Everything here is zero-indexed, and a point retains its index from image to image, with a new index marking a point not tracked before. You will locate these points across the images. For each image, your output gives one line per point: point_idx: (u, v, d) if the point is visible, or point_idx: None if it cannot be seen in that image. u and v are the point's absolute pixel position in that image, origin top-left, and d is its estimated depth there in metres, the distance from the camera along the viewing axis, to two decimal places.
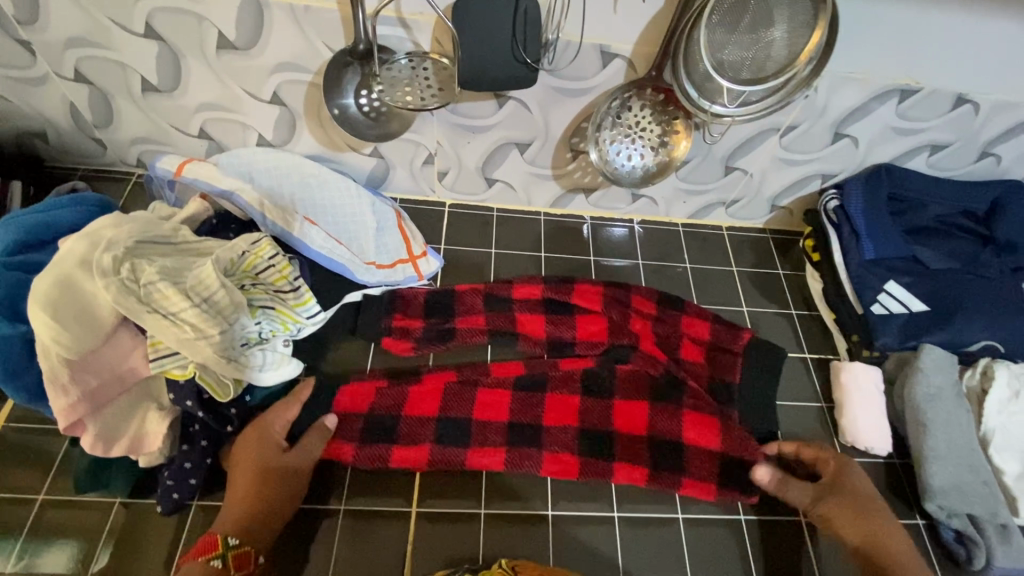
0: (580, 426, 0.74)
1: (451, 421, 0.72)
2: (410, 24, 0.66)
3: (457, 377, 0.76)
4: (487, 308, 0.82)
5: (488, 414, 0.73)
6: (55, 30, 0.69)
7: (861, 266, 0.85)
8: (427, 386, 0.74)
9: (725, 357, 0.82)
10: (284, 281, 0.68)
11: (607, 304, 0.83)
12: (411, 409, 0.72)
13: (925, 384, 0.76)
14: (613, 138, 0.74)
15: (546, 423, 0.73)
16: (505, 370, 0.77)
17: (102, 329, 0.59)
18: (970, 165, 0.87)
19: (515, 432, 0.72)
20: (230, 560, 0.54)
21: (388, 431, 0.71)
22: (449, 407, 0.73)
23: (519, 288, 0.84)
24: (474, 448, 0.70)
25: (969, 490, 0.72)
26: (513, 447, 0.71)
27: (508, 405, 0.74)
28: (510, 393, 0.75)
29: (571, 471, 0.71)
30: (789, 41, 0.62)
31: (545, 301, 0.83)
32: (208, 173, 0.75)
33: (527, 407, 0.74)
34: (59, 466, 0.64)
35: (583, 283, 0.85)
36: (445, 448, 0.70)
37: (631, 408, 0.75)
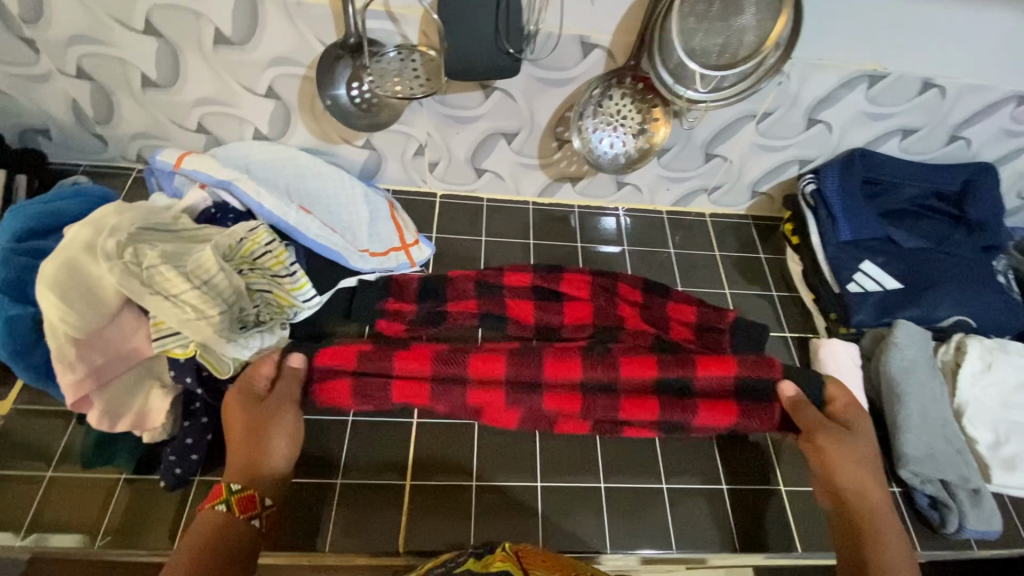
0: (584, 381, 0.72)
1: (446, 376, 0.70)
2: (398, 18, 0.70)
3: (441, 347, 0.73)
4: (479, 293, 0.82)
5: (485, 372, 0.70)
6: (59, 28, 0.72)
7: (838, 246, 0.88)
8: (414, 349, 0.71)
9: (710, 335, 0.83)
10: (280, 265, 0.72)
11: (594, 292, 0.84)
12: (401, 360, 0.70)
13: (898, 357, 0.80)
14: (595, 126, 0.77)
15: (547, 391, 0.75)
16: (496, 345, 0.76)
17: (107, 310, 0.62)
18: (940, 149, 0.90)
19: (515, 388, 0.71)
20: (234, 504, 0.55)
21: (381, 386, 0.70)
22: (442, 367, 0.70)
23: (510, 274, 0.84)
24: (478, 405, 0.72)
25: (943, 456, 0.75)
26: (514, 396, 0.71)
27: (504, 355, 0.71)
28: (507, 358, 0.75)
29: (578, 420, 0.73)
30: (757, 28, 0.65)
31: (535, 286, 0.84)
32: (205, 164, 0.78)
33: (524, 365, 0.71)
34: (66, 443, 0.67)
35: (573, 270, 0.85)
36: (445, 394, 0.70)
37: (641, 362, 0.72)
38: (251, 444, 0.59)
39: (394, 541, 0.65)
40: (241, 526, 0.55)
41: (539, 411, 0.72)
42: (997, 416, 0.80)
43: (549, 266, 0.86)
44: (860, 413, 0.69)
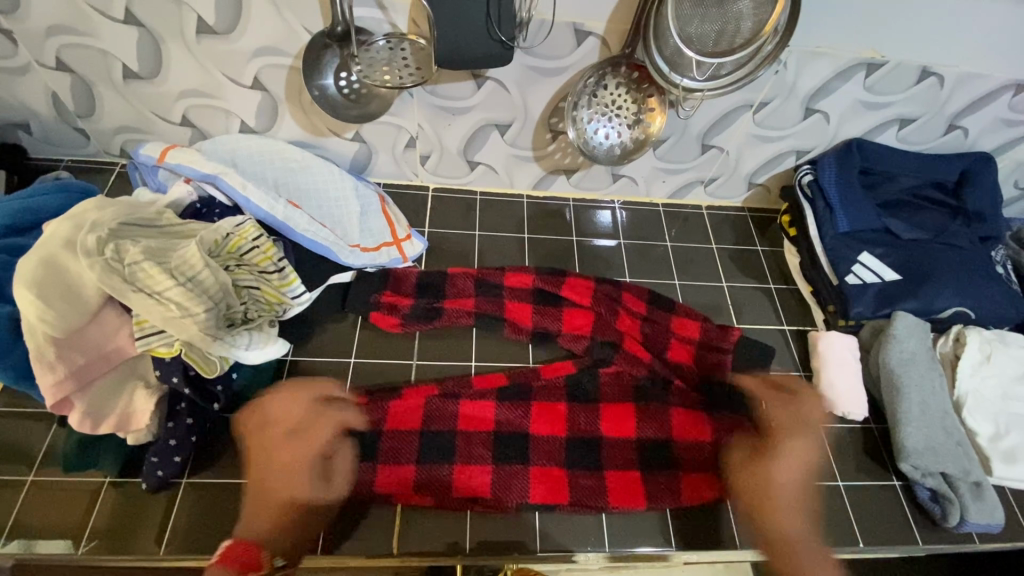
0: (568, 436, 0.73)
1: (435, 434, 0.71)
2: (387, 5, 0.67)
3: (438, 390, 0.74)
4: (477, 293, 0.82)
5: (472, 424, 0.72)
6: (35, 19, 0.70)
7: (837, 238, 0.87)
8: (408, 404, 0.72)
9: (712, 356, 0.80)
10: (268, 262, 0.70)
11: (597, 299, 0.82)
12: (395, 427, 0.71)
13: (898, 350, 0.79)
14: (590, 117, 0.76)
15: (533, 433, 0.73)
16: (486, 383, 0.75)
17: (88, 308, 0.60)
18: (938, 138, 0.89)
19: (501, 444, 0.71)
20: None
21: (371, 452, 0.69)
22: (434, 420, 0.72)
23: (511, 276, 0.84)
24: (460, 466, 0.69)
25: (943, 450, 0.75)
26: (499, 472, 0.69)
27: (493, 418, 0.73)
28: (494, 405, 0.74)
29: (559, 494, 0.69)
30: (754, 14, 0.64)
31: (534, 290, 0.83)
32: (192, 159, 0.76)
33: (514, 418, 0.73)
34: (48, 446, 0.65)
35: (574, 277, 0.84)
36: (430, 466, 0.69)
37: (621, 410, 0.76)
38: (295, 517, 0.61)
39: (387, 548, 0.63)
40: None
41: (523, 487, 0.69)
42: (997, 407, 0.79)
43: (551, 268, 0.86)
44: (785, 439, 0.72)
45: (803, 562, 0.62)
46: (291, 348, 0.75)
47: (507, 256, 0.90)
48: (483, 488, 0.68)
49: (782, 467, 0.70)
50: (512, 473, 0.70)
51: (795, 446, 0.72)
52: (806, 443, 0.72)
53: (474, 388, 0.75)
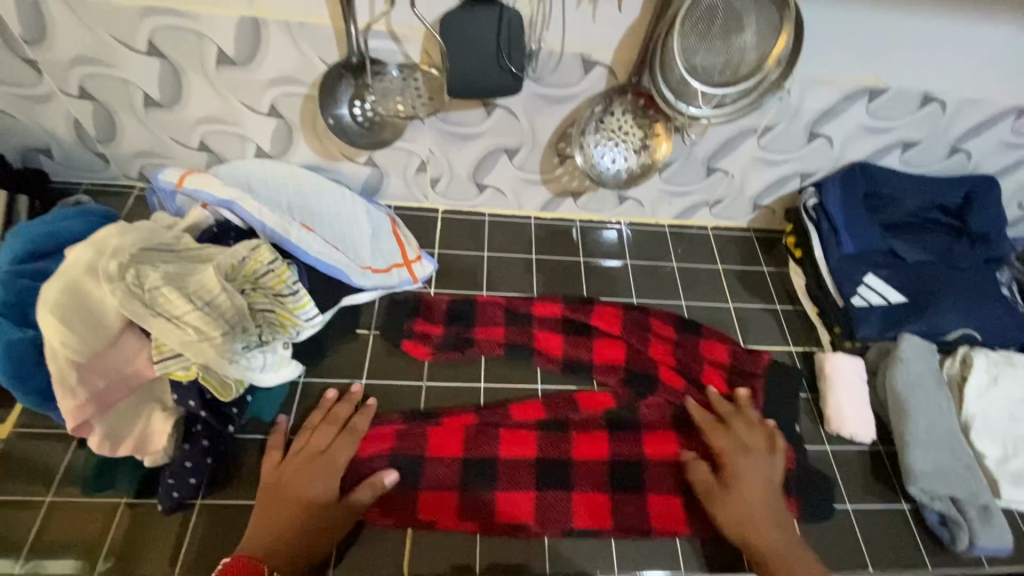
0: (611, 462, 0.73)
1: (477, 461, 0.71)
2: (401, 38, 0.69)
3: (476, 419, 0.74)
4: (508, 322, 0.83)
5: (514, 451, 0.72)
6: (61, 50, 0.72)
7: (842, 260, 0.88)
8: (449, 427, 0.73)
9: (745, 381, 0.82)
10: (283, 285, 0.71)
11: (627, 328, 0.84)
12: (437, 452, 0.71)
13: (905, 373, 0.79)
14: (597, 142, 0.77)
15: (575, 459, 0.73)
16: (525, 412, 0.76)
17: (108, 332, 0.61)
18: (941, 161, 0.90)
19: (544, 471, 0.71)
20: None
21: (416, 478, 0.69)
22: (474, 447, 0.72)
23: (540, 305, 0.85)
24: (502, 493, 0.69)
25: (950, 473, 0.75)
26: (542, 498, 0.69)
27: (536, 443, 0.73)
28: (534, 433, 0.74)
29: (601, 520, 0.69)
30: (758, 46, 0.65)
31: (566, 319, 0.84)
32: (211, 183, 0.77)
33: (556, 443, 0.73)
34: (66, 466, 0.66)
35: (604, 306, 0.86)
36: (474, 492, 0.69)
37: (663, 436, 0.76)
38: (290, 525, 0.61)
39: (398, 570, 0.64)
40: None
41: (566, 514, 0.69)
42: (1005, 429, 0.79)
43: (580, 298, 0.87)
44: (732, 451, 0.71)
45: (797, 570, 0.62)
46: (304, 370, 0.77)
47: (515, 277, 0.91)
48: (526, 514, 0.69)
49: (748, 487, 0.68)
50: (555, 500, 0.70)
51: (748, 467, 0.70)
52: (765, 460, 0.71)
53: (513, 417, 0.75)
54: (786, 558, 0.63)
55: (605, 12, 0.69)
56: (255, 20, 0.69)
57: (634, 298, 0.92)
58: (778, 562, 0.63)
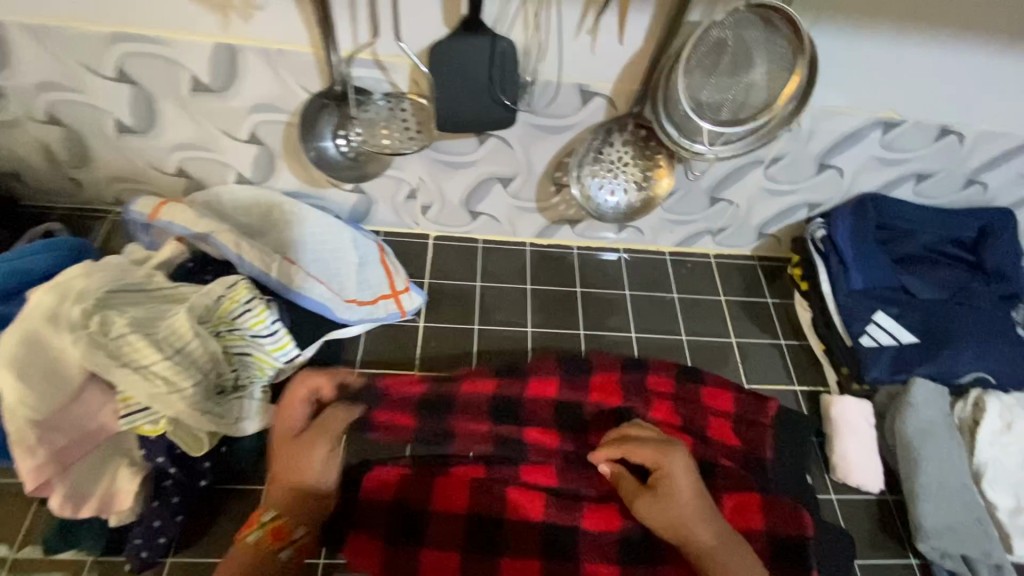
0: (623, 532, 0.67)
1: (482, 519, 0.67)
2: (387, 67, 0.65)
3: (484, 473, 0.69)
4: (493, 412, 0.71)
5: (522, 511, 0.67)
6: (26, 75, 0.68)
7: (851, 296, 0.84)
8: (456, 479, 0.68)
9: (753, 431, 0.75)
10: (261, 325, 0.67)
11: (628, 396, 0.75)
12: (442, 506, 0.67)
13: (916, 419, 0.75)
14: (594, 174, 0.73)
15: (585, 525, 0.68)
16: (535, 475, 0.70)
17: (71, 387, 0.57)
18: (956, 192, 0.86)
19: (550, 538, 0.67)
20: (266, 533, 0.59)
21: (418, 536, 0.65)
22: (481, 503, 0.67)
23: (532, 386, 0.73)
24: (508, 557, 0.65)
25: (962, 528, 0.71)
26: (550, 563, 0.65)
27: (545, 508, 0.68)
28: (544, 495, 0.68)
29: None
30: (769, 82, 0.61)
31: (556, 401, 0.73)
32: (185, 216, 0.73)
33: (565, 507, 0.68)
34: (29, 521, 0.63)
35: (599, 374, 0.75)
36: (477, 556, 0.65)
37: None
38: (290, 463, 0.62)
39: None
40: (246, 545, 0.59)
41: None
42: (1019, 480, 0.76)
43: (576, 362, 0.76)
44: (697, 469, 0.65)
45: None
46: None
47: (508, 309, 0.87)
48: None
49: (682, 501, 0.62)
50: (561, 570, 0.65)
51: (674, 483, 0.63)
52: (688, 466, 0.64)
53: (526, 479, 0.69)
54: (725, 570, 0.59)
55: (605, 42, 0.64)
56: (231, 46, 0.64)
57: (633, 332, 0.88)
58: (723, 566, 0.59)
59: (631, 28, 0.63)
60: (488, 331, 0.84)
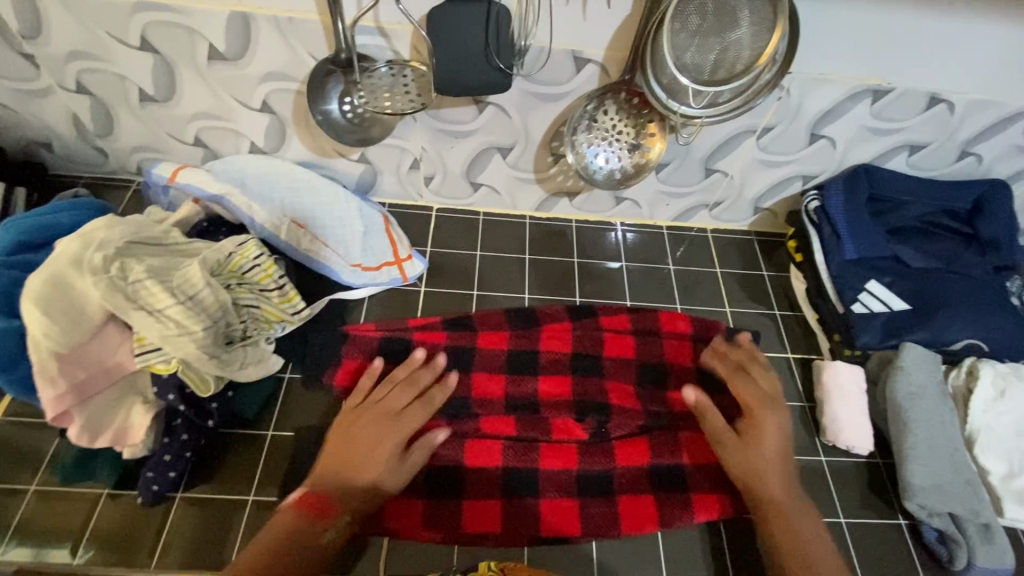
0: (580, 468, 0.71)
1: (441, 467, 0.70)
2: (389, 34, 0.69)
3: (447, 428, 0.72)
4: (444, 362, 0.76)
5: (482, 460, 0.70)
6: (58, 44, 0.73)
7: (843, 265, 0.85)
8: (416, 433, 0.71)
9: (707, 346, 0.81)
10: (269, 279, 0.72)
11: (577, 342, 0.80)
12: None
13: (906, 382, 0.76)
14: (589, 141, 0.76)
15: (542, 467, 0.71)
16: (494, 426, 0.73)
17: (91, 325, 0.62)
18: (950, 164, 0.87)
19: (512, 478, 0.70)
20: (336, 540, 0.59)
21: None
22: (440, 454, 0.70)
23: (482, 336, 0.79)
24: (468, 501, 0.68)
25: (950, 488, 0.72)
26: (509, 504, 0.68)
27: (501, 452, 0.71)
28: (503, 442, 0.72)
29: (571, 526, 0.68)
30: (752, 41, 0.63)
31: (508, 349, 0.78)
32: (201, 178, 0.79)
33: (522, 450, 0.71)
34: (49, 457, 0.67)
35: (549, 324, 0.81)
36: (441, 503, 0.68)
37: (630, 446, 0.73)
38: (371, 459, 0.64)
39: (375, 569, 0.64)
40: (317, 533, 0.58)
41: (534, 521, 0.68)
42: (1012, 446, 0.76)
43: (528, 318, 0.82)
44: (759, 410, 0.70)
45: (795, 525, 0.62)
46: (290, 364, 0.77)
47: (507, 278, 0.90)
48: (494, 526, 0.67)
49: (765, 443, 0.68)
50: (522, 513, 0.68)
51: (754, 451, 0.67)
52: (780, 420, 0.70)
53: (485, 429, 0.72)
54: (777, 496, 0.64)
55: (595, 8, 0.67)
56: (245, 15, 0.69)
57: (627, 301, 0.90)
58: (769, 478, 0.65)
59: None
60: (487, 297, 0.87)
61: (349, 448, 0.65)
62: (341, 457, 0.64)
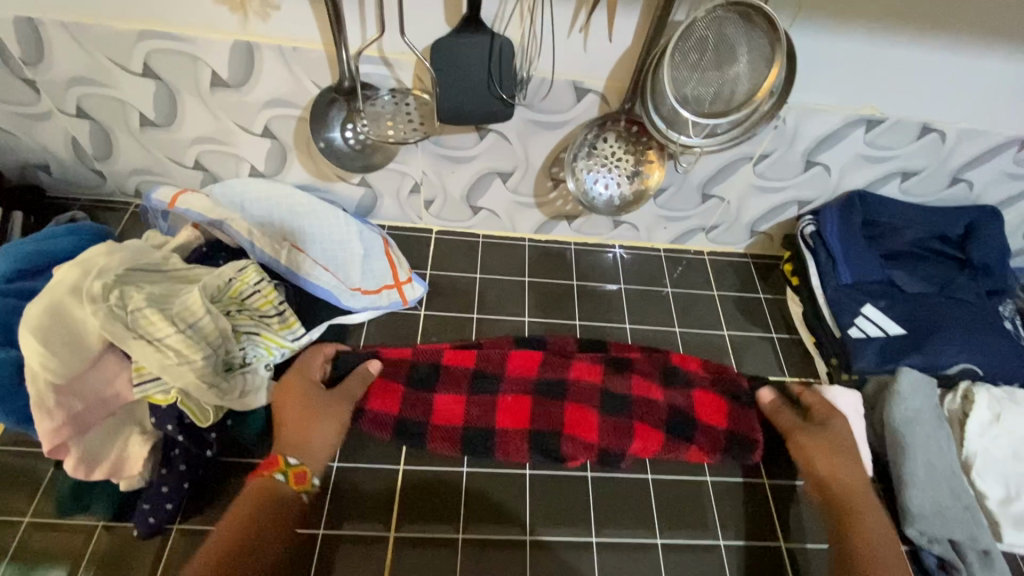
0: (602, 387, 0.78)
1: (477, 428, 0.74)
2: (393, 63, 0.70)
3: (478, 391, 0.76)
4: (472, 380, 0.77)
5: (512, 416, 0.75)
6: (59, 70, 0.73)
7: (839, 290, 0.86)
8: (449, 392, 0.76)
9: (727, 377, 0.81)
10: (269, 306, 0.72)
11: (604, 373, 0.79)
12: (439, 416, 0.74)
13: (903, 408, 0.77)
14: (589, 168, 0.77)
15: (567, 429, 0.74)
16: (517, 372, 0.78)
17: (89, 355, 0.61)
18: (942, 191, 0.89)
19: (544, 386, 0.77)
20: (290, 475, 0.62)
21: (429, 383, 0.77)
22: (475, 413, 0.75)
23: (512, 360, 0.79)
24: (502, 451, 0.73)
25: (950, 515, 0.72)
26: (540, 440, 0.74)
27: (531, 409, 0.75)
28: (530, 397, 0.76)
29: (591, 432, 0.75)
30: (750, 75, 0.65)
31: (536, 377, 0.78)
32: (202, 205, 0.78)
33: (558, 366, 0.79)
34: (44, 488, 0.65)
35: (581, 360, 0.80)
36: (480, 398, 0.76)
37: (646, 429, 0.75)
38: (298, 420, 0.65)
39: None
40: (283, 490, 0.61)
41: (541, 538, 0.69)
42: (1008, 470, 0.76)
43: (556, 348, 0.83)
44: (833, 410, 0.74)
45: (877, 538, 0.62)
46: None
47: (507, 300, 0.90)
48: (524, 424, 0.74)
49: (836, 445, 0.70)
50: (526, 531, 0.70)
51: (816, 443, 0.70)
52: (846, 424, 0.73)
53: (515, 390, 0.76)
54: (855, 493, 0.66)
55: (596, 40, 0.68)
56: (249, 43, 0.69)
57: (627, 324, 0.90)
58: (858, 494, 0.66)
59: (621, 27, 0.67)
60: (486, 320, 0.87)
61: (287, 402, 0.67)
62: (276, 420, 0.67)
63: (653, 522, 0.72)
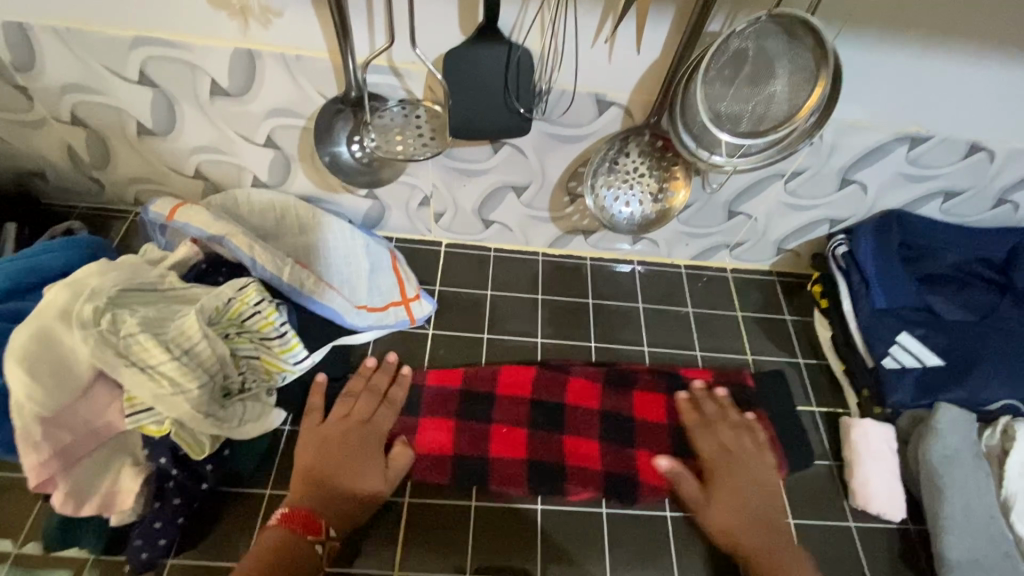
0: (601, 410, 0.76)
1: (470, 460, 0.71)
2: (402, 73, 0.65)
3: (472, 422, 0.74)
4: (464, 406, 0.75)
5: (506, 449, 0.72)
6: (52, 77, 0.69)
7: (873, 315, 0.81)
8: (439, 424, 0.73)
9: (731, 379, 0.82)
10: (269, 327, 0.68)
11: (604, 397, 0.77)
12: (428, 450, 0.71)
13: (941, 446, 0.72)
14: (608, 185, 0.72)
15: (568, 462, 0.72)
16: (509, 402, 0.76)
17: (78, 384, 0.58)
18: (986, 211, 0.83)
19: (537, 410, 0.75)
20: (327, 548, 0.61)
21: (417, 410, 0.74)
22: (468, 447, 0.72)
23: (503, 383, 0.77)
24: (498, 479, 0.70)
25: (989, 563, 0.67)
26: (535, 475, 0.71)
27: (526, 439, 0.73)
28: (527, 430, 0.74)
29: (592, 460, 0.73)
30: (790, 95, 0.60)
31: (530, 398, 0.76)
32: (201, 218, 0.74)
33: (552, 388, 0.77)
34: (34, 517, 0.63)
35: (577, 377, 0.78)
36: (472, 426, 0.73)
37: (653, 457, 0.73)
38: (349, 480, 0.65)
39: None
40: (307, 548, 0.59)
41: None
42: None
43: (555, 364, 0.80)
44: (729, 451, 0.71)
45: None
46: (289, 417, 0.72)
47: (518, 319, 0.86)
48: (521, 452, 0.72)
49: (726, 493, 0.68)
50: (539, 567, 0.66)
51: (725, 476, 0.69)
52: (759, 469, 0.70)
53: (506, 421, 0.74)
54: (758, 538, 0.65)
55: (620, 52, 0.64)
56: (250, 51, 0.65)
57: (645, 346, 0.86)
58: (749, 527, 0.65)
59: (650, 37, 0.62)
60: (497, 340, 0.83)
61: (331, 455, 0.66)
62: (313, 469, 0.65)
63: (670, 563, 0.68)
